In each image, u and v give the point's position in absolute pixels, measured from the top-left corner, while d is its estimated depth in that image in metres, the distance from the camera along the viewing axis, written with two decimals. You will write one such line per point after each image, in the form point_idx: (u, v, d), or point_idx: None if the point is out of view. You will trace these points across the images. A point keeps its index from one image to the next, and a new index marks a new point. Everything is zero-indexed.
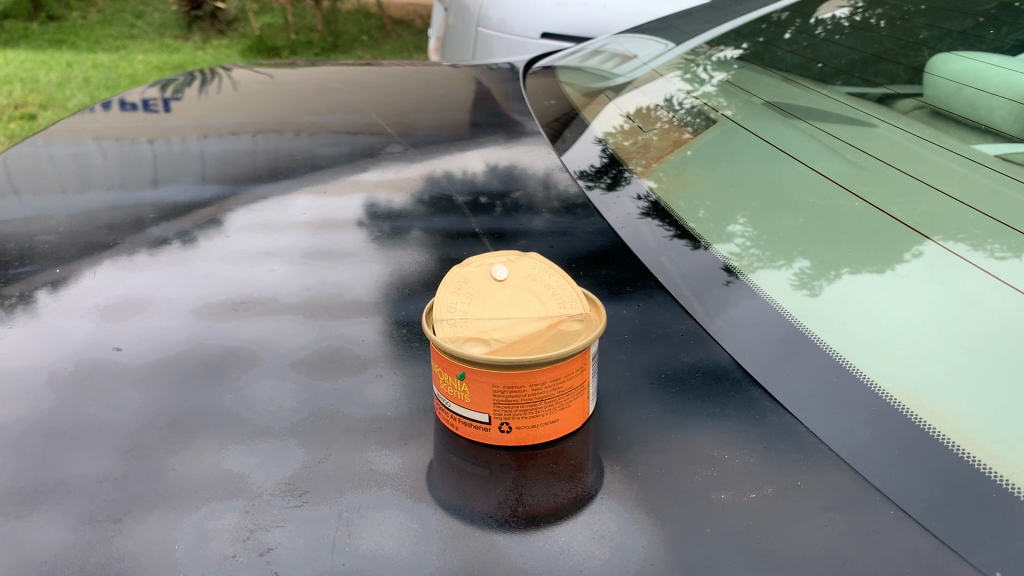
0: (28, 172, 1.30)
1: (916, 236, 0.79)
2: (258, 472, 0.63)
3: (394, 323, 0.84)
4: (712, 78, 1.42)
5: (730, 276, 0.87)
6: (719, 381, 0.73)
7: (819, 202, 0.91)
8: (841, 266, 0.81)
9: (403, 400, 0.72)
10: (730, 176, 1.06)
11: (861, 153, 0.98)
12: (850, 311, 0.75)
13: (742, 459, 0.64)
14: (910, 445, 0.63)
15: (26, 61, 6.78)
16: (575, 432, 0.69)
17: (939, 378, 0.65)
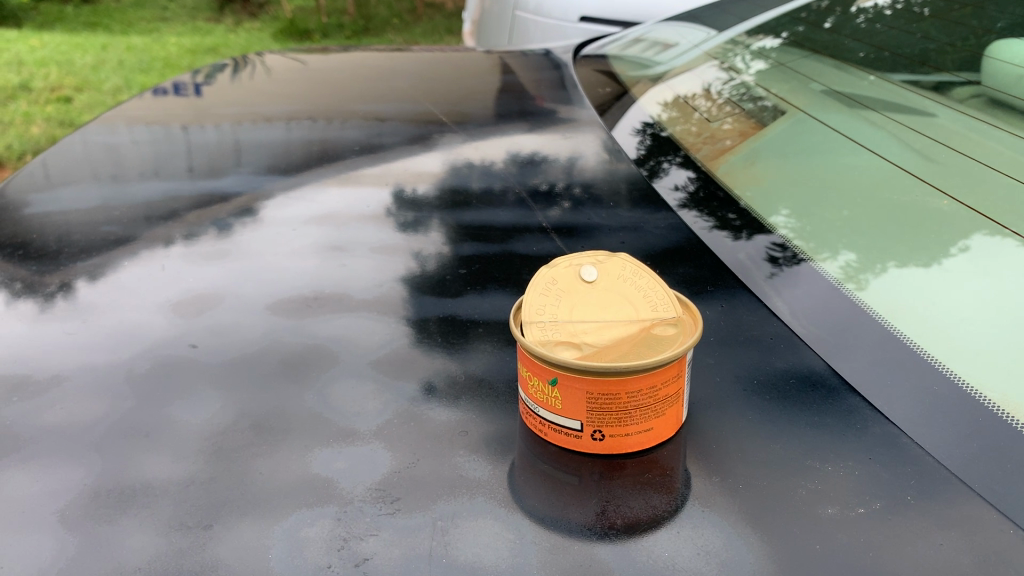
0: (85, 161, 1.30)
1: (963, 232, 0.81)
2: (346, 478, 0.62)
3: (467, 322, 0.82)
4: (749, 67, 1.40)
5: (775, 268, 0.89)
6: (814, 389, 0.71)
7: (865, 193, 0.93)
8: (888, 260, 0.83)
9: (487, 402, 0.71)
10: (778, 165, 1.08)
11: (910, 143, 0.99)
12: (899, 301, 0.78)
13: (844, 473, 0.62)
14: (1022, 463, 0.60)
15: (62, 45, 6.81)
16: (667, 441, 0.67)
17: (989, 372, 0.67)
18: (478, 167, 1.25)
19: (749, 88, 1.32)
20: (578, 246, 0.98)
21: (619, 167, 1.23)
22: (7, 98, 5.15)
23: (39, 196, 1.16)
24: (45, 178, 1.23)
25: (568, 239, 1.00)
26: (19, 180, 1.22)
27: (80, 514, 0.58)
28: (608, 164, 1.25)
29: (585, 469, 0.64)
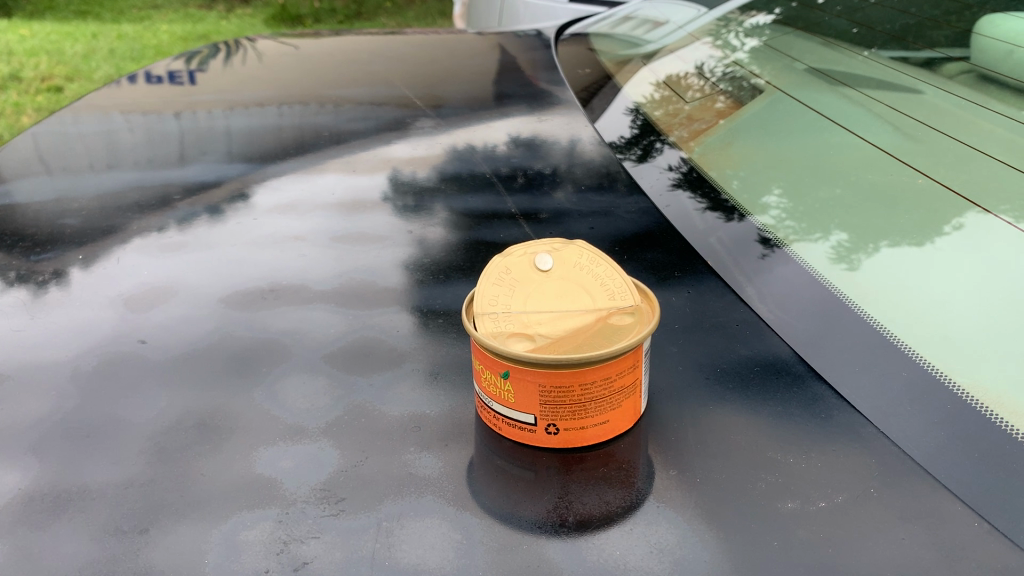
0: (49, 150, 1.27)
1: (958, 209, 0.77)
2: (291, 478, 0.59)
3: (429, 313, 0.80)
4: (744, 44, 1.36)
5: (767, 249, 0.87)
6: (778, 377, 0.68)
7: (857, 172, 0.89)
8: (881, 239, 0.79)
9: (443, 396, 0.69)
10: (766, 146, 1.04)
11: (905, 119, 0.95)
12: (891, 284, 0.74)
13: (808, 465, 0.60)
14: (993, 454, 0.58)
15: (52, 33, 6.76)
16: (624, 434, 0.65)
17: (983, 355, 0.63)
18: (452, 152, 1.23)
19: (740, 67, 1.28)
20: (549, 233, 0.96)
21: (596, 152, 1.21)
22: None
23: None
24: (11, 168, 1.21)
25: (537, 226, 0.97)
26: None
27: (13, 520, 0.56)
28: (585, 147, 1.23)
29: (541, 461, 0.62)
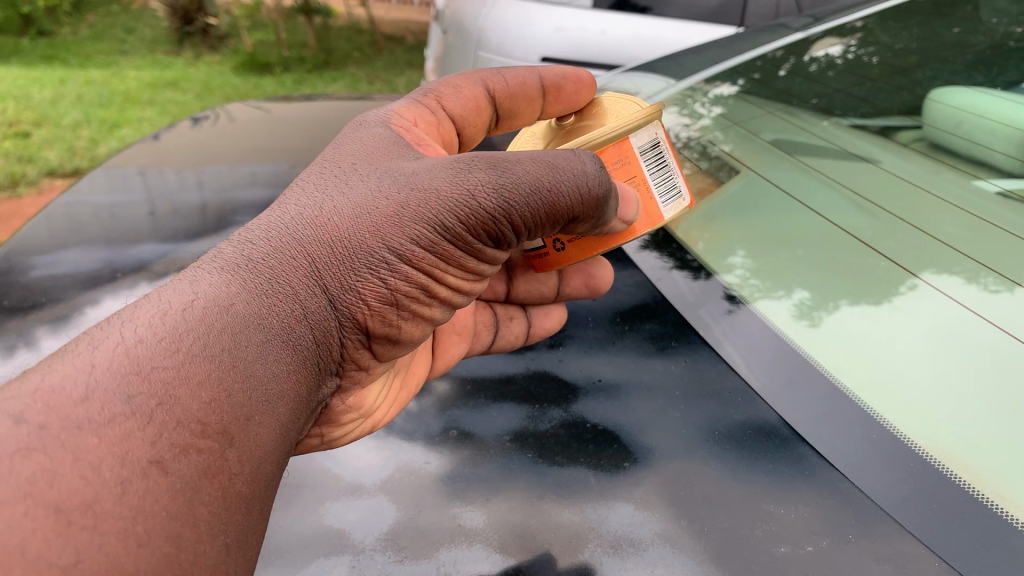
0: (75, 220, 1.36)
1: (904, 277, 0.94)
2: (358, 529, 0.74)
3: (463, 384, 0.97)
4: (708, 113, 1.74)
5: (732, 305, 1.01)
6: (767, 440, 0.80)
7: (822, 243, 1.06)
8: (836, 300, 0.94)
9: (475, 456, 0.82)
10: (736, 219, 1.19)
11: (859, 206, 1.12)
12: (843, 342, 0.88)
13: (795, 514, 0.72)
14: (945, 501, 0.69)
15: (20, 78, 6.74)
16: (638, 481, 0.77)
17: (921, 408, 0.76)
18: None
19: (705, 134, 1.63)
20: (556, 305, 1.11)
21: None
22: None
23: (39, 262, 1.22)
24: (48, 237, 1.30)
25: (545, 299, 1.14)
26: (22, 239, 1.29)
27: None
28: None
29: (569, 491, 0.77)
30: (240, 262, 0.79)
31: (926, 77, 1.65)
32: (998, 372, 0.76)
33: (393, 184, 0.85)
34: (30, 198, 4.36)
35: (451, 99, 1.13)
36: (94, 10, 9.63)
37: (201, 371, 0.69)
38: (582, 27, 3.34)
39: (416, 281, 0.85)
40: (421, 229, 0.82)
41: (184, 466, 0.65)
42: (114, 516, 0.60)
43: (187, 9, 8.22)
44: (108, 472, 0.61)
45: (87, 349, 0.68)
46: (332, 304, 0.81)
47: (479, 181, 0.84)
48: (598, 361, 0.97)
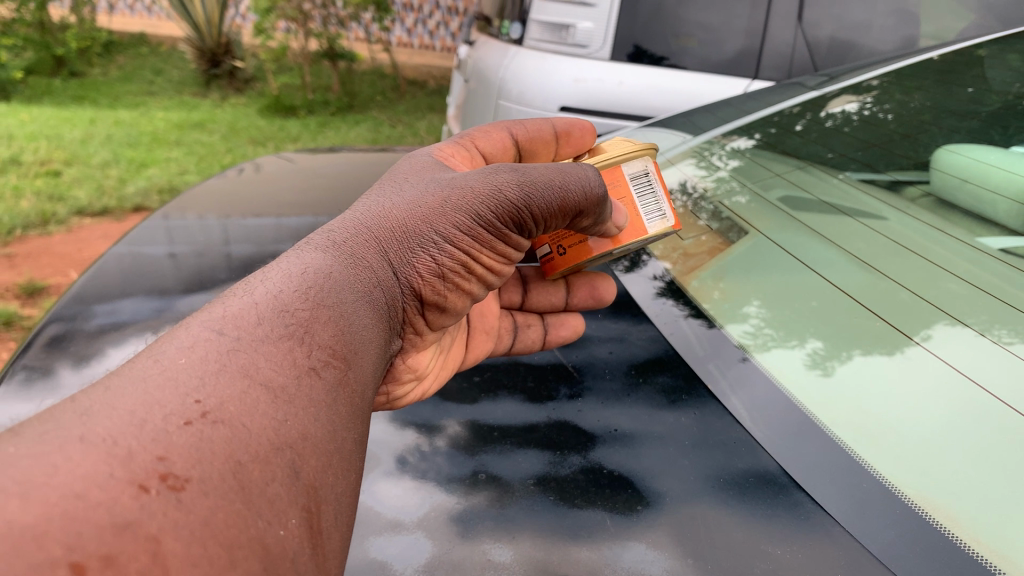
0: (131, 286, 1.51)
1: (902, 339, 1.07)
2: (396, 562, 0.82)
3: (487, 427, 1.05)
4: (725, 166, 1.90)
5: (745, 355, 1.14)
6: (769, 487, 0.90)
7: (828, 302, 1.21)
8: (847, 352, 1.08)
9: (502, 496, 0.91)
10: (749, 279, 1.35)
11: (863, 272, 1.27)
12: (844, 401, 0.99)
13: (791, 555, 0.82)
14: (928, 545, 0.79)
15: (51, 117, 6.92)
16: (651, 523, 0.86)
17: (910, 463, 0.88)
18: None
19: (723, 184, 1.79)
20: (575, 357, 1.24)
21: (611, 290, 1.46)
22: None
23: (100, 327, 1.37)
24: (106, 288, 1.50)
25: (565, 352, 1.26)
26: (84, 292, 1.49)
27: None
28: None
29: (591, 535, 0.85)
30: (337, 240, 0.94)
31: (931, 136, 1.73)
32: (979, 433, 0.88)
33: (439, 185, 1.03)
34: (57, 236, 4.48)
35: (483, 141, 1.27)
36: (124, 52, 9.89)
37: (321, 311, 0.83)
38: (600, 78, 3.46)
39: (464, 260, 1.02)
40: (467, 214, 1.00)
41: (319, 377, 0.78)
42: (276, 398, 0.73)
43: (215, 52, 8.43)
44: (267, 370, 0.74)
45: (226, 299, 0.83)
46: (399, 272, 0.97)
47: (508, 179, 1.02)
48: (613, 413, 1.06)
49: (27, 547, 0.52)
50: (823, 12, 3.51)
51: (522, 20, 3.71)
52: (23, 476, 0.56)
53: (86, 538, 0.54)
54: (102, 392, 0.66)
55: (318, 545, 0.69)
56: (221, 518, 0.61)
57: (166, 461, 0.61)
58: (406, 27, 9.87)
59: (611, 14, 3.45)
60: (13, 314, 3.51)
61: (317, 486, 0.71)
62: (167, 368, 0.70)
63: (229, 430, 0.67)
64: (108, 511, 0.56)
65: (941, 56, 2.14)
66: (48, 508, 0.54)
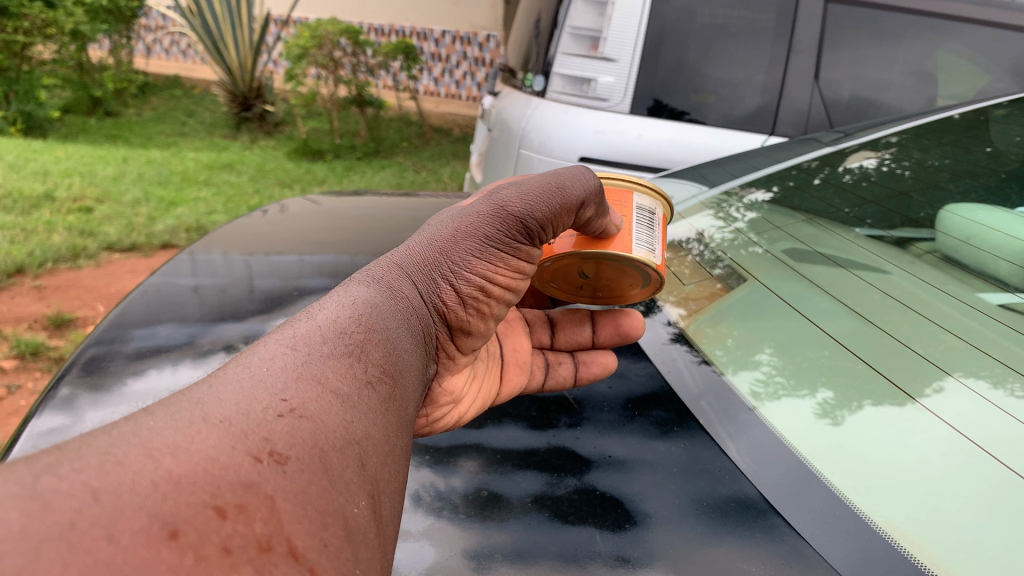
0: (165, 311, 1.62)
1: (903, 397, 1.16)
2: (403, 564, 0.97)
3: (492, 451, 1.20)
4: (741, 217, 1.99)
5: (752, 403, 1.24)
6: (746, 510, 1.06)
7: (835, 354, 1.30)
8: (854, 403, 1.18)
9: (501, 511, 1.06)
10: (757, 327, 1.45)
11: (867, 324, 1.37)
12: (839, 443, 1.12)
13: (758, 567, 0.97)
14: (887, 563, 0.93)
15: (85, 154, 7.13)
16: (634, 540, 1.01)
17: (887, 499, 1.00)
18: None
19: (743, 233, 1.88)
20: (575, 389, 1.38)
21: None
22: (31, 207, 5.40)
23: (135, 347, 1.48)
24: (142, 315, 1.61)
25: None
26: (123, 318, 1.60)
27: None
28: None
29: (577, 550, 1.00)
30: (374, 275, 1.02)
31: (927, 194, 1.85)
32: (950, 476, 1.01)
33: (452, 218, 1.12)
34: (86, 271, 4.61)
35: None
36: (158, 93, 10.19)
37: (370, 333, 0.91)
38: (620, 129, 3.59)
39: (481, 283, 1.10)
40: (478, 239, 1.08)
41: (374, 390, 0.85)
42: (345, 403, 0.80)
43: (246, 95, 8.68)
44: (334, 378, 0.82)
45: (291, 323, 0.90)
46: (427, 298, 1.05)
47: (506, 194, 1.11)
48: (608, 440, 1.22)
49: (183, 489, 0.62)
50: (844, 71, 3.55)
51: (544, 72, 3.81)
52: (171, 439, 0.66)
53: (222, 488, 0.64)
54: (211, 387, 0.75)
55: (380, 527, 0.76)
56: (314, 491, 0.70)
57: (272, 441, 0.71)
58: (433, 77, 10.15)
59: (632, 69, 3.58)
60: (40, 344, 3.60)
61: (378, 479, 0.79)
62: (257, 373, 0.78)
63: (311, 424, 0.75)
64: (235, 471, 0.66)
65: (960, 115, 2.22)
66: (193, 463, 0.65)
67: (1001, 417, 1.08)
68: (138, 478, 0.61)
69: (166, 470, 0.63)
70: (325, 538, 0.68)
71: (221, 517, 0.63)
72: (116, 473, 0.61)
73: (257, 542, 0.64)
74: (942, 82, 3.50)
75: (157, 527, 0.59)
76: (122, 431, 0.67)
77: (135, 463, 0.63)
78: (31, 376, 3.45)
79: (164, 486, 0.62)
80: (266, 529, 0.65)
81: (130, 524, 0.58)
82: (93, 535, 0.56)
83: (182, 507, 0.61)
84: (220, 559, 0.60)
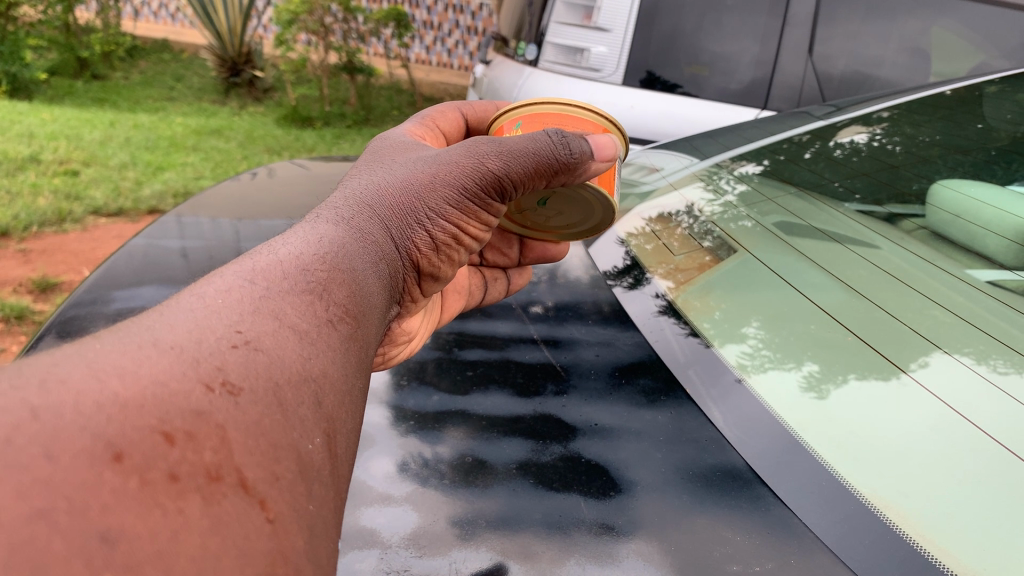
0: (150, 272, 1.61)
1: (893, 370, 1.16)
2: (385, 530, 0.96)
3: (478, 417, 1.19)
4: (731, 189, 1.98)
5: (738, 376, 1.24)
6: (733, 481, 1.05)
7: (828, 325, 1.30)
8: (839, 377, 1.17)
9: (486, 478, 1.06)
10: (746, 299, 1.44)
11: (857, 297, 1.36)
12: (827, 418, 1.11)
13: (747, 539, 0.96)
14: (877, 539, 0.92)
15: (72, 117, 7.03)
16: (619, 510, 1.01)
17: (875, 474, 1.00)
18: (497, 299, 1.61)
19: (733, 206, 1.87)
20: (562, 356, 1.37)
21: (609, 305, 1.56)
22: (16, 169, 5.34)
23: (119, 308, 1.46)
24: (125, 276, 1.59)
25: (553, 350, 1.40)
26: (105, 279, 1.58)
27: None
28: (602, 303, 1.58)
29: (562, 515, 1.00)
30: (347, 211, 1.05)
31: (920, 168, 1.83)
32: (936, 452, 1.00)
33: (430, 163, 1.13)
34: (72, 235, 4.57)
35: (441, 120, 1.46)
36: (146, 56, 10.05)
37: (334, 271, 0.91)
38: (611, 101, 3.56)
39: (453, 232, 1.15)
40: (455, 190, 1.11)
41: (336, 329, 0.85)
42: (302, 339, 0.80)
43: (236, 60, 8.56)
44: (292, 315, 0.82)
45: (252, 255, 0.90)
46: (404, 247, 1.09)
47: (488, 150, 1.12)
48: (595, 408, 1.22)
49: (129, 413, 0.61)
50: (838, 46, 3.52)
51: (537, 41, 3.79)
52: (119, 363, 0.65)
53: (171, 413, 0.63)
54: (164, 317, 0.74)
55: (335, 466, 0.76)
56: (267, 424, 0.69)
57: (224, 372, 0.70)
58: (425, 45, 10.03)
59: (626, 40, 3.53)
60: (26, 309, 3.58)
61: (335, 417, 0.78)
62: (211, 304, 0.78)
63: (266, 357, 0.75)
64: (185, 398, 0.65)
65: (952, 91, 2.21)
66: (141, 387, 0.64)
67: (991, 393, 1.08)
68: (81, 400, 0.60)
69: (112, 393, 0.62)
70: (278, 472, 0.68)
71: (169, 443, 0.61)
72: (57, 394, 0.60)
73: (206, 471, 0.62)
74: (935, 60, 3.47)
75: (101, 448, 0.58)
76: (67, 356, 0.66)
77: (78, 385, 0.62)
78: (16, 340, 3.43)
79: (109, 409, 0.61)
80: (216, 458, 0.64)
81: (71, 444, 0.57)
82: (31, 452, 0.55)
83: (129, 431, 0.60)
84: (165, 484, 0.59)
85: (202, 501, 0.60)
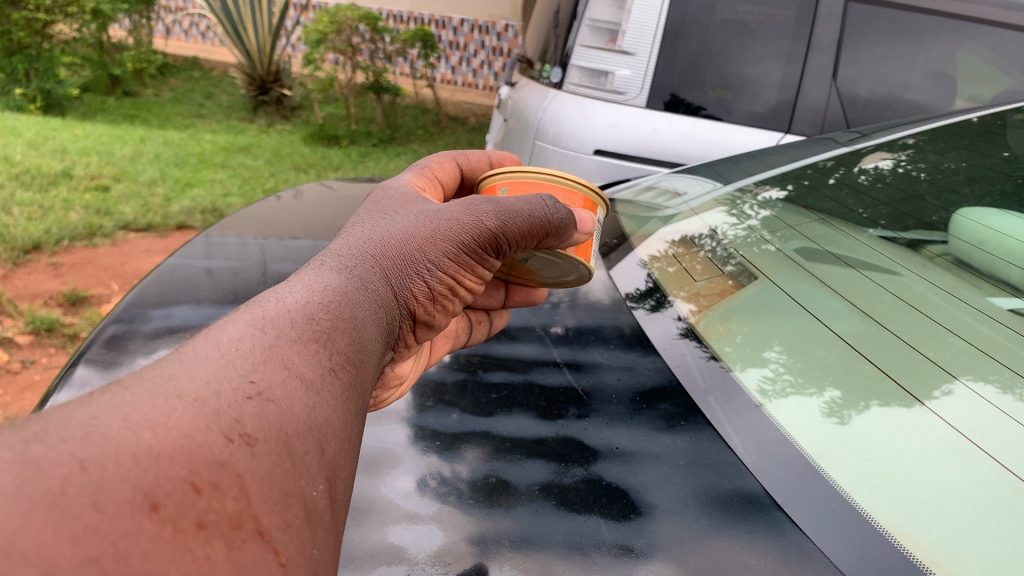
0: (183, 292, 1.65)
1: (910, 400, 1.17)
2: (413, 547, 0.99)
3: (501, 439, 1.22)
4: (756, 214, 2.00)
5: (758, 402, 1.26)
6: (751, 505, 1.07)
7: (847, 353, 1.32)
8: (861, 403, 1.19)
9: (508, 498, 1.09)
10: (767, 325, 1.46)
11: (877, 326, 1.38)
12: (846, 443, 1.13)
13: (765, 562, 0.98)
14: (892, 563, 0.94)
15: (103, 133, 7.15)
16: (639, 532, 1.03)
17: (890, 502, 1.02)
18: (521, 323, 1.64)
19: (757, 231, 1.89)
20: (584, 380, 1.40)
21: (630, 329, 1.59)
22: (48, 184, 5.44)
23: (153, 328, 1.51)
24: (159, 297, 1.63)
25: (575, 373, 1.43)
26: (141, 298, 1.63)
27: None
28: (624, 327, 1.60)
29: (583, 537, 1.02)
30: (349, 258, 1.08)
31: (942, 197, 1.85)
32: (950, 479, 1.02)
33: (429, 217, 1.18)
34: (102, 250, 4.65)
35: (439, 170, 1.49)
36: (175, 74, 10.21)
37: (337, 320, 0.94)
38: (635, 123, 3.60)
39: (450, 284, 1.19)
40: (453, 244, 1.16)
41: (338, 377, 0.88)
42: (309, 388, 0.83)
43: (264, 78, 8.70)
44: (300, 364, 0.85)
45: (259, 304, 0.93)
46: (403, 296, 1.12)
47: (488, 210, 1.18)
48: (616, 432, 1.24)
49: (162, 464, 0.65)
50: (863, 70, 3.54)
51: (561, 64, 3.83)
52: (149, 414, 0.69)
53: (198, 464, 0.67)
54: (182, 365, 0.78)
55: (335, 510, 0.79)
56: (279, 473, 0.73)
57: (242, 423, 0.74)
58: (450, 64, 10.15)
59: (650, 62, 3.60)
60: (55, 321, 3.64)
61: (336, 464, 0.81)
62: (226, 354, 0.81)
63: (278, 408, 0.78)
64: (208, 450, 0.69)
65: (976, 120, 2.22)
66: (171, 440, 0.67)
67: (1009, 421, 1.09)
68: (122, 451, 0.64)
69: (147, 445, 0.66)
70: (288, 518, 0.71)
71: (196, 493, 0.66)
72: (101, 445, 0.64)
73: (229, 520, 0.67)
74: (960, 83, 3.48)
75: (139, 500, 0.62)
76: (101, 404, 0.69)
77: (118, 437, 0.65)
78: (45, 352, 3.50)
79: (146, 460, 0.65)
80: (236, 508, 0.68)
81: (115, 496, 0.61)
82: (81, 503, 0.59)
83: (162, 481, 0.64)
84: (195, 534, 0.64)
85: (226, 547, 0.65)
